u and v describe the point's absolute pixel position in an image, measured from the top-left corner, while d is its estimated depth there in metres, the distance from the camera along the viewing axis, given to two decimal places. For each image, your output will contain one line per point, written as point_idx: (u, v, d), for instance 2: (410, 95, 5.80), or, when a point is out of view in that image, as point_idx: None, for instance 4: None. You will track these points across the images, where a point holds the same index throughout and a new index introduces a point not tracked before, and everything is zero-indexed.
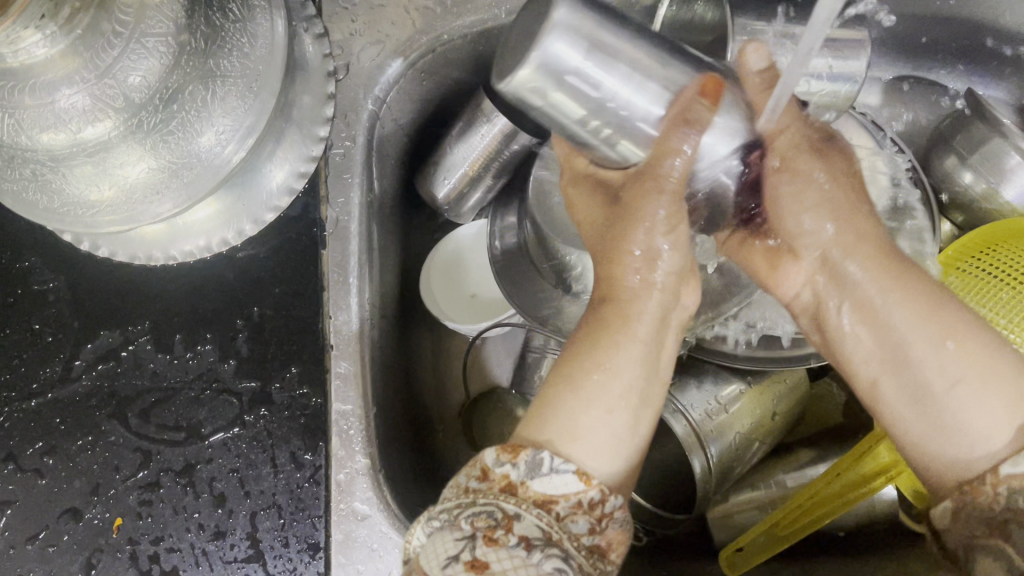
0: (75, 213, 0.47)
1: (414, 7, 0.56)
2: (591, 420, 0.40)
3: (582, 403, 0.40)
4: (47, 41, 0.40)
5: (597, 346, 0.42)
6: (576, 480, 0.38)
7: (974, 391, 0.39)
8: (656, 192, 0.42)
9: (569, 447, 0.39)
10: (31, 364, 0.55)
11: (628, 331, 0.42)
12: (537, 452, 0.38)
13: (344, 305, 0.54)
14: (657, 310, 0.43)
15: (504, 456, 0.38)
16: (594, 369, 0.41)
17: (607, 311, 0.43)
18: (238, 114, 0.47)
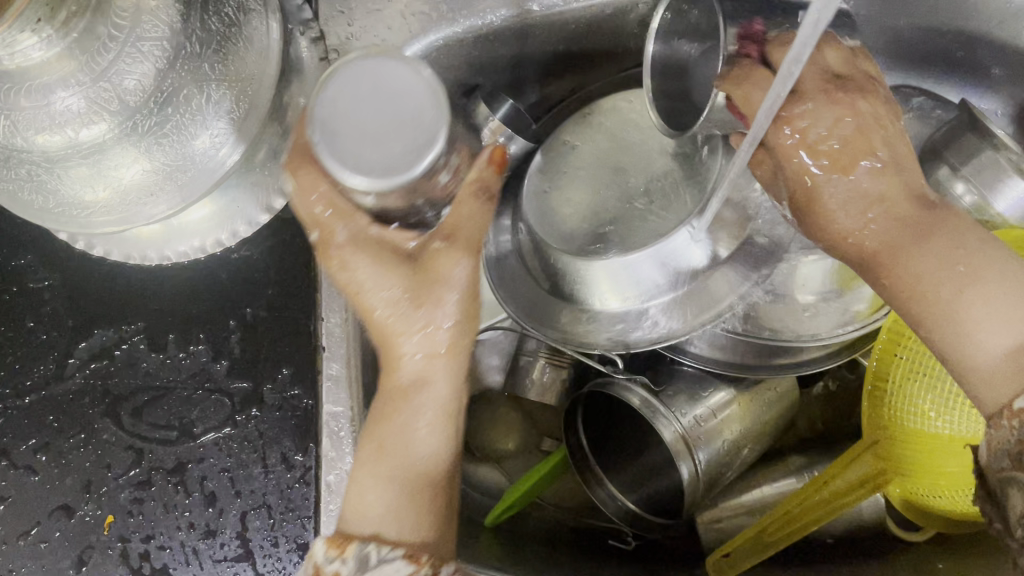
0: (70, 214, 0.47)
1: (411, 12, 0.56)
2: (365, 495, 0.42)
3: (370, 479, 0.43)
4: (44, 43, 0.40)
5: (392, 419, 0.43)
6: (405, 565, 0.39)
7: (997, 303, 0.39)
8: (438, 282, 0.43)
9: (381, 531, 0.41)
10: (25, 361, 0.55)
11: (405, 398, 0.43)
12: (360, 548, 0.40)
13: (335, 306, 0.53)
14: (436, 402, 0.43)
15: (332, 553, 0.40)
16: (400, 440, 0.43)
17: (389, 410, 0.44)
18: (233, 118, 0.47)
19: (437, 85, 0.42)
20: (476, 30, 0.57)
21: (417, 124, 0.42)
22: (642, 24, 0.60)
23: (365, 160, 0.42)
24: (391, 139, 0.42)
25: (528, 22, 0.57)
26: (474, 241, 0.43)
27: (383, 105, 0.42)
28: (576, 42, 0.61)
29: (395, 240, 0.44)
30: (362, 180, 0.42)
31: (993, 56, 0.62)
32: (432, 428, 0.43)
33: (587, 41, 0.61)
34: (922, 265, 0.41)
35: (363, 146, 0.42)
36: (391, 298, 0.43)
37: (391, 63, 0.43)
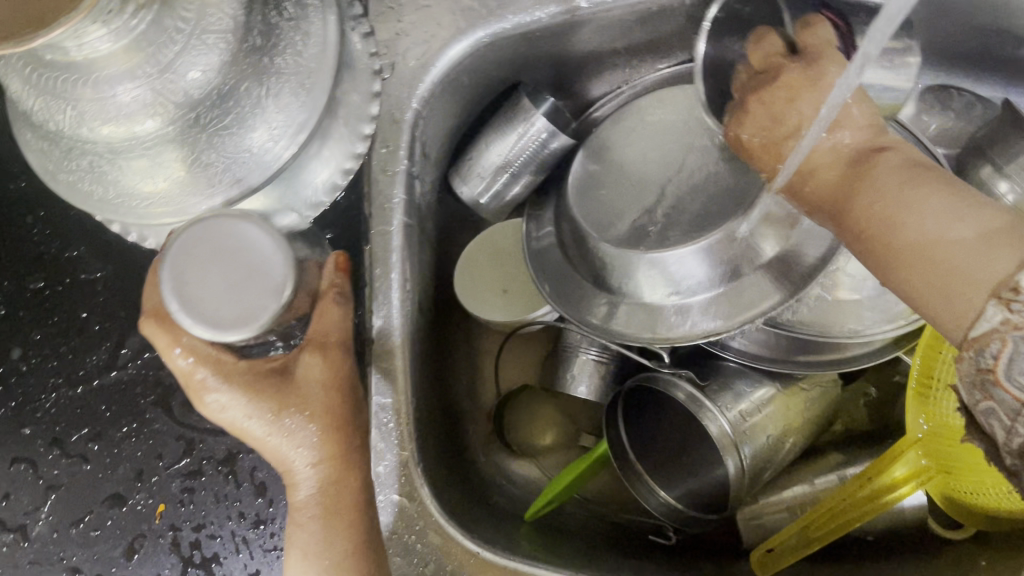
0: (129, 203, 0.48)
1: (460, 8, 0.57)
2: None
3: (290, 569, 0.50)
4: (113, 35, 0.39)
5: (295, 539, 0.48)
6: None
7: (936, 206, 0.41)
8: (292, 395, 0.47)
9: None
10: (78, 352, 0.56)
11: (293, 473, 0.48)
12: None
13: (386, 301, 0.55)
14: (325, 491, 0.48)
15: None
16: (321, 542, 0.48)
17: (315, 514, 0.48)
18: (291, 111, 0.48)
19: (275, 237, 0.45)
20: (523, 26, 0.57)
21: (263, 274, 0.45)
22: (686, 20, 0.60)
23: (224, 318, 0.44)
24: (244, 294, 0.44)
25: (576, 19, 0.57)
26: (341, 345, 0.49)
27: (226, 262, 0.45)
28: (620, 39, 0.62)
29: (259, 364, 0.47)
30: (210, 330, 0.44)
31: None
32: (331, 522, 0.48)
33: (630, 38, 0.62)
34: (869, 204, 0.44)
35: (208, 295, 0.44)
36: (262, 424, 0.46)
37: (242, 221, 0.45)
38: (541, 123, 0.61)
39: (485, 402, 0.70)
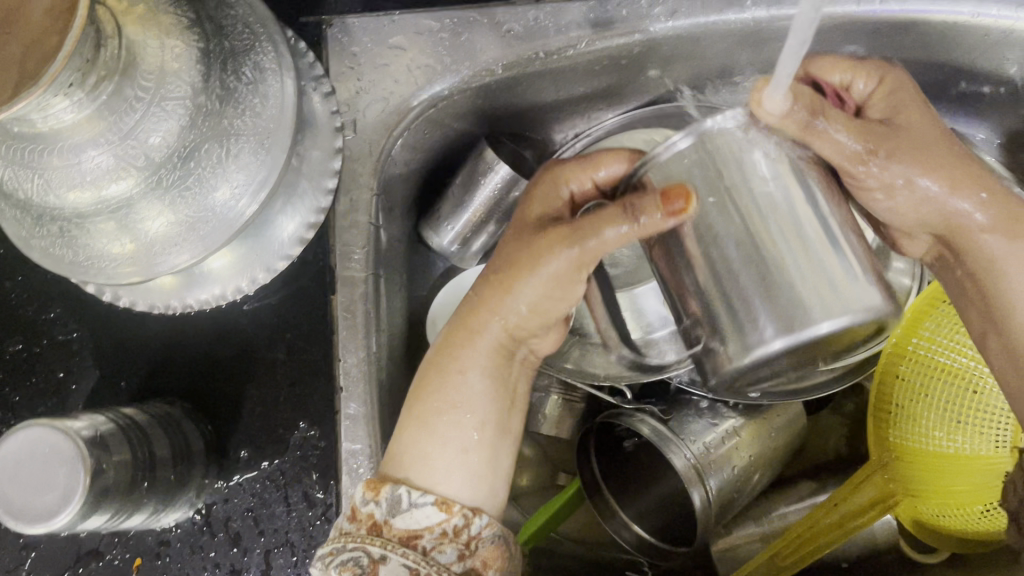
0: (98, 265, 0.50)
1: (417, 65, 0.59)
2: (456, 467, 0.53)
3: (433, 444, 0.53)
4: (75, 106, 0.42)
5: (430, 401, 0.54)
6: (436, 512, 0.51)
7: None
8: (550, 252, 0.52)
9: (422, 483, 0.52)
10: (54, 411, 0.57)
11: (454, 374, 0.55)
12: (394, 492, 0.51)
13: (353, 348, 0.56)
14: (494, 339, 0.55)
15: (369, 496, 0.51)
16: (437, 403, 0.54)
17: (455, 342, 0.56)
18: (251, 169, 0.50)
19: (62, 426, 0.45)
20: (478, 80, 0.60)
21: (59, 455, 0.45)
22: (638, 68, 0.63)
23: (39, 510, 0.44)
24: (51, 479, 0.44)
25: (528, 71, 0.60)
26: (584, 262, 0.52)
27: (32, 462, 0.45)
28: (576, 88, 0.64)
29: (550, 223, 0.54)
30: (46, 525, 0.44)
31: (978, 87, 0.65)
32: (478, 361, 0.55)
33: (585, 86, 0.64)
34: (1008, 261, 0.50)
35: (26, 499, 0.44)
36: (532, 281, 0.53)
37: (41, 428, 0.45)
38: (504, 170, 0.63)
39: None
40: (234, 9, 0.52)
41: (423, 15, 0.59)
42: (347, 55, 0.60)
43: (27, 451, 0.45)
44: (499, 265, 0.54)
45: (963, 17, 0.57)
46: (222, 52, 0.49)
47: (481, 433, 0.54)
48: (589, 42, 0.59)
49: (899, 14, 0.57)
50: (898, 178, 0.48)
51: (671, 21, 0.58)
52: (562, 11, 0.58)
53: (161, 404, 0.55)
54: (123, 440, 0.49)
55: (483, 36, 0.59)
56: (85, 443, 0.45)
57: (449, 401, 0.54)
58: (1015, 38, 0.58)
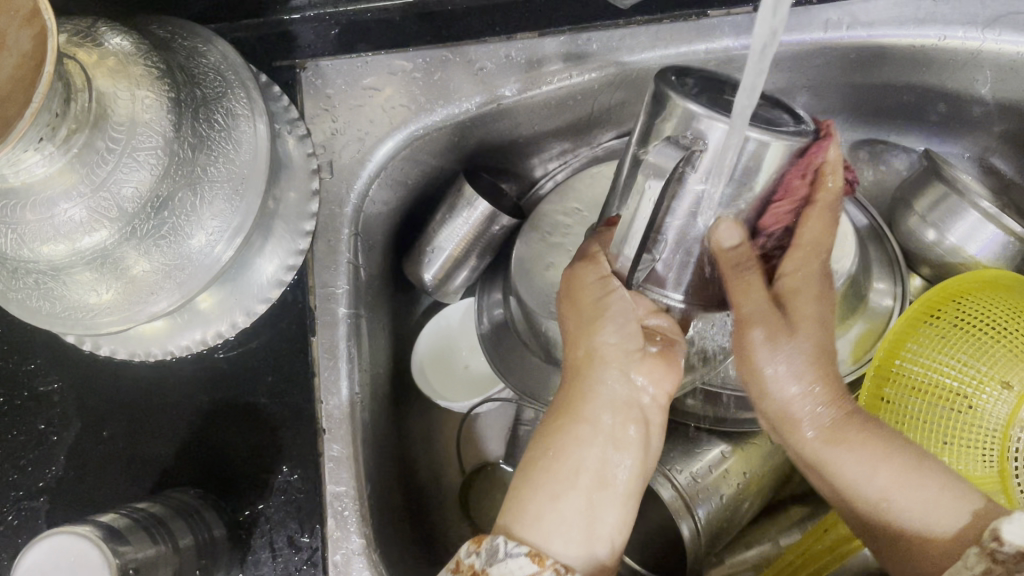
0: (76, 316, 0.50)
1: (392, 105, 0.60)
2: (551, 514, 0.47)
3: (536, 496, 0.49)
4: (47, 160, 0.42)
5: (555, 444, 0.50)
6: (529, 562, 0.43)
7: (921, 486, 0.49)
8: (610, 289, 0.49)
9: (520, 532, 0.47)
10: (37, 463, 0.56)
11: (583, 428, 0.50)
12: (492, 541, 0.44)
13: (335, 389, 0.57)
14: (608, 392, 0.50)
15: (471, 547, 0.45)
16: (541, 467, 0.49)
17: (567, 400, 0.51)
18: (226, 216, 0.50)
19: (89, 533, 0.44)
20: (453, 118, 0.60)
21: (86, 566, 0.43)
22: (614, 100, 0.64)
23: None
24: None
25: (502, 107, 0.61)
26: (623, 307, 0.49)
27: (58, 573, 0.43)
28: (554, 122, 0.65)
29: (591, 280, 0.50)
30: None
31: (950, 107, 0.65)
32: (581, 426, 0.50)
33: (563, 121, 0.65)
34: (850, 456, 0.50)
35: None
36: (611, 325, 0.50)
37: (63, 536, 0.43)
38: (483, 206, 0.63)
39: (451, 482, 0.70)
40: (206, 58, 0.53)
41: (394, 56, 0.60)
42: (321, 97, 0.60)
43: (51, 562, 0.43)
44: (568, 326, 0.53)
45: (931, 39, 0.57)
46: (194, 100, 0.49)
47: (579, 482, 0.48)
48: (562, 76, 0.59)
49: (866, 39, 0.57)
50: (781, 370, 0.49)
51: (642, 53, 0.59)
52: (533, 46, 0.59)
53: (176, 493, 0.54)
54: (144, 534, 0.48)
55: (457, 75, 0.60)
56: (110, 548, 0.44)
57: (562, 460, 0.49)
58: (983, 59, 0.58)
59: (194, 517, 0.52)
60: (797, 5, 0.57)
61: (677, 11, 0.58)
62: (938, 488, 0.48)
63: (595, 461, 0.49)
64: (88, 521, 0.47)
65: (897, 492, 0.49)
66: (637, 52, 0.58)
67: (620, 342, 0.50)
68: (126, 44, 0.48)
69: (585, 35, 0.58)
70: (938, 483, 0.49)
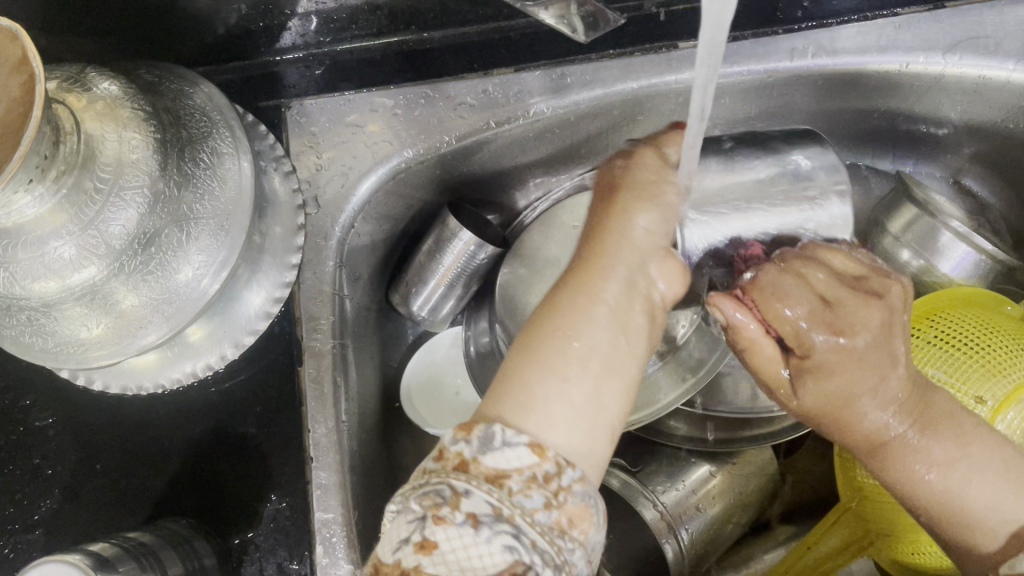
0: (68, 351, 0.51)
1: (375, 142, 0.62)
2: (556, 398, 0.41)
3: (536, 372, 0.42)
4: (37, 201, 0.44)
5: (561, 317, 0.43)
6: (529, 452, 0.38)
7: (998, 483, 0.47)
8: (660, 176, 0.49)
9: (523, 421, 0.40)
10: (31, 497, 0.57)
11: (596, 306, 0.44)
12: (488, 428, 0.38)
13: (322, 417, 0.58)
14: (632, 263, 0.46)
15: (458, 434, 0.38)
16: (541, 341, 0.43)
17: (582, 268, 0.46)
18: (212, 251, 0.52)
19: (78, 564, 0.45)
20: (434, 151, 0.62)
21: None
22: (592, 130, 0.66)
23: None
24: None
25: (483, 140, 0.63)
26: (651, 195, 0.47)
27: None
28: (534, 154, 0.67)
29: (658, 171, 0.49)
30: None
31: (921, 131, 0.67)
32: (598, 307, 0.44)
33: (543, 152, 0.67)
34: (936, 451, 0.48)
35: None
36: (652, 211, 0.47)
37: (54, 564, 0.44)
38: (467, 236, 0.65)
39: None
40: (193, 99, 0.55)
41: (377, 94, 0.62)
42: (306, 134, 0.63)
43: None
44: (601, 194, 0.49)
45: (895, 66, 0.59)
46: (179, 141, 0.51)
47: (587, 363, 0.42)
48: (541, 109, 0.61)
49: (833, 67, 0.59)
50: (870, 410, 0.48)
51: (616, 85, 0.60)
52: (509, 82, 0.61)
53: (168, 523, 0.55)
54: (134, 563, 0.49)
55: (438, 111, 0.62)
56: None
57: (566, 330, 0.43)
58: (947, 84, 0.60)
59: (184, 547, 0.53)
60: (763, 35, 0.59)
61: (647, 45, 0.60)
62: (1001, 472, 0.47)
63: (606, 345, 0.43)
64: (79, 549, 0.48)
65: (966, 457, 0.48)
66: (610, 84, 0.60)
67: (648, 229, 0.47)
68: (114, 88, 0.50)
69: (561, 69, 0.61)
70: (1003, 484, 0.47)
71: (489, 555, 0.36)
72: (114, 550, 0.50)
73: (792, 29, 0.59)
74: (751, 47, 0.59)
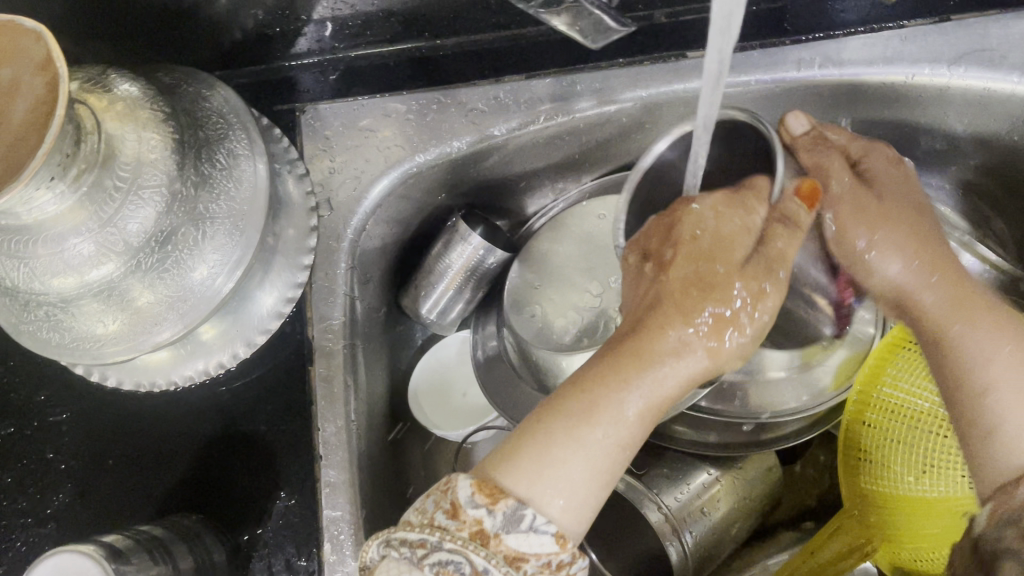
0: (84, 346, 0.52)
1: (388, 145, 0.63)
2: (580, 484, 0.43)
3: (572, 454, 0.43)
4: (58, 198, 0.45)
5: (608, 402, 0.45)
6: (552, 543, 0.41)
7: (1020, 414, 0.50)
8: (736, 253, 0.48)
9: (546, 503, 0.42)
10: (44, 491, 0.58)
11: (639, 402, 0.45)
12: (516, 509, 0.41)
13: (332, 415, 0.58)
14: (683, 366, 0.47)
15: (480, 499, 0.40)
16: (585, 423, 0.44)
17: (640, 353, 0.46)
18: (226, 250, 0.53)
19: (91, 556, 0.46)
20: (445, 156, 0.63)
21: None
22: (601, 137, 0.66)
23: None
24: None
25: (493, 145, 0.63)
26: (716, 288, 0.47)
27: None
28: (543, 160, 0.68)
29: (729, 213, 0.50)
30: None
31: (927, 143, 0.68)
32: (641, 406, 0.45)
33: (552, 157, 0.68)
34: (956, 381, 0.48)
35: None
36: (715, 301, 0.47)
37: (69, 553, 0.45)
38: (476, 240, 0.65)
39: None
40: (210, 102, 0.56)
41: (390, 99, 0.63)
42: (320, 138, 0.63)
43: None
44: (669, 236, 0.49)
45: (901, 77, 0.60)
46: (197, 142, 0.52)
47: (609, 450, 0.44)
48: (552, 115, 0.62)
49: (840, 77, 0.60)
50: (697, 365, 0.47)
51: (625, 93, 0.61)
52: (521, 88, 0.62)
53: (178, 519, 0.56)
54: (146, 556, 0.50)
55: (450, 117, 0.63)
56: (110, 565, 0.46)
57: (609, 420, 0.44)
58: (953, 96, 0.61)
59: (194, 541, 0.54)
60: (770, 45, 0.60)
61: (656, 54, 0.61)
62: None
63: (634, 435, 0.45)
64: (92, 541, 0.49)
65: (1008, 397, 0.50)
66: (619, 92, 0.61)
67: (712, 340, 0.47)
68: (134, 89, 0.51)
69: (571, 77, 0.61)
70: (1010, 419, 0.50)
71: None
72: (125, 543, 0.51)
73: (800, 40, 0.60)
74: (759, 57, 0.60)
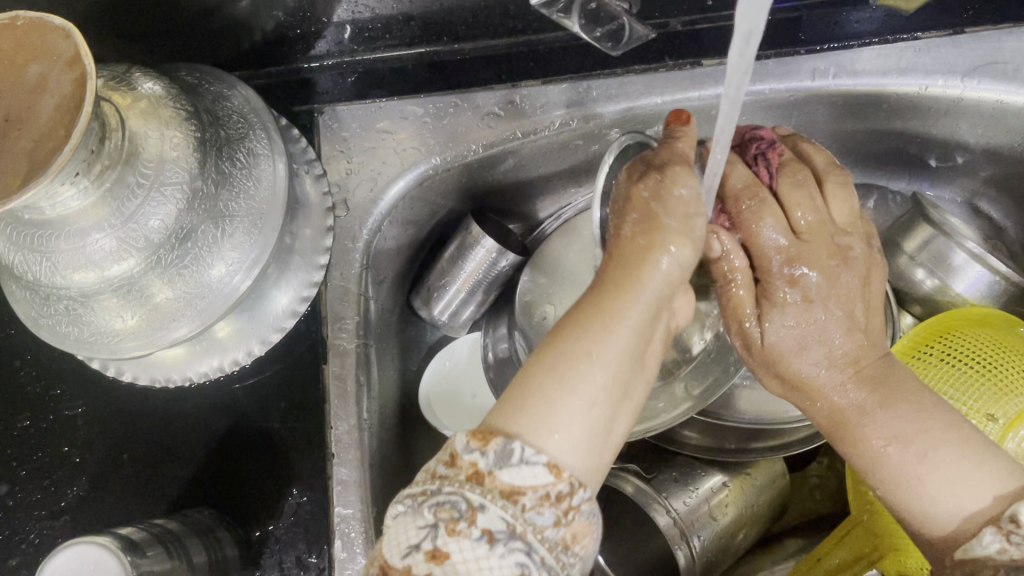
0: (102, 341, 0.53)
1: (404, 147, 0.63)
2: (578, 418, 0.40)
3: (561, 391, 0.40)
4: (82, 194, 0.45)
5: (587, 334, 0.42)
6: (547, 472, 0.37)
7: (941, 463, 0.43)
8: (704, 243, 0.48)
9: (545, 441, 0.38)
10: (59, 484, 0.59)
11: (621, 330, 0.42)
12: (506, 442, 0.37)
13: (344, 415, 0.60)
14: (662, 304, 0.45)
15: (473, 443, 0.37)
16: (567, 358, 0.41)
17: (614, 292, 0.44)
18: (245, 249, 0.53)
19: (109, 547, 0.46)
20: (461, 159, 0.64)
21: None
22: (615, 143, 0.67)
23: None
24: None
25: (508, 149, 0.64)
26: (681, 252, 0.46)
27: None
28: (557, 165, 0.69)
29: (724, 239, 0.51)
30: None
31: (938, 154, 0.68)
32: (627, 339, 0.42)
33: (565, 163, 0.69)
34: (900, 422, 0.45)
35: None
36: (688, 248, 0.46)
37: (85, 545, 0.46)
38: (489, 244, 0.66)
39: None
40: (230, 102, 0.56)
41: (407, 102, 0.63)
42: (338, 139, 0.64)
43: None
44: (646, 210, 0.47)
45: (913, 88, 0.61)
46: (218, 140, 0.53)
47: (606, 386, 0.41)
48: (568, 119, 0.63)
49: (853, 87, 0.61)
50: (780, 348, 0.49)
51: (640, 99, 0.62)
52: (536, 93, 0.62)
53: (191, 514, 0.57)
54: (160, 548, 0.51)
55: (466, 119, 0.63)
56: (128, 558, 0.46)
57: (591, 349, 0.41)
58: (965, 108, 0.61)
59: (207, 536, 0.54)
60: (785, 54, 0.60)
61: (672, 61, 0.61)
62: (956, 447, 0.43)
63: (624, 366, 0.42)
64: (107, 533, 0.50)
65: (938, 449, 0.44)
66: (633, 98, 0.62)
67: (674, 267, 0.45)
68: (157, 88, 0.52)
69: (587, 83, 0.62)
70: (956, 450, 0.43)
71: (500, 569, 0.36)
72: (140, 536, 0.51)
73: (814, 50, 0.60)
74: (773, 67, 0.61)
